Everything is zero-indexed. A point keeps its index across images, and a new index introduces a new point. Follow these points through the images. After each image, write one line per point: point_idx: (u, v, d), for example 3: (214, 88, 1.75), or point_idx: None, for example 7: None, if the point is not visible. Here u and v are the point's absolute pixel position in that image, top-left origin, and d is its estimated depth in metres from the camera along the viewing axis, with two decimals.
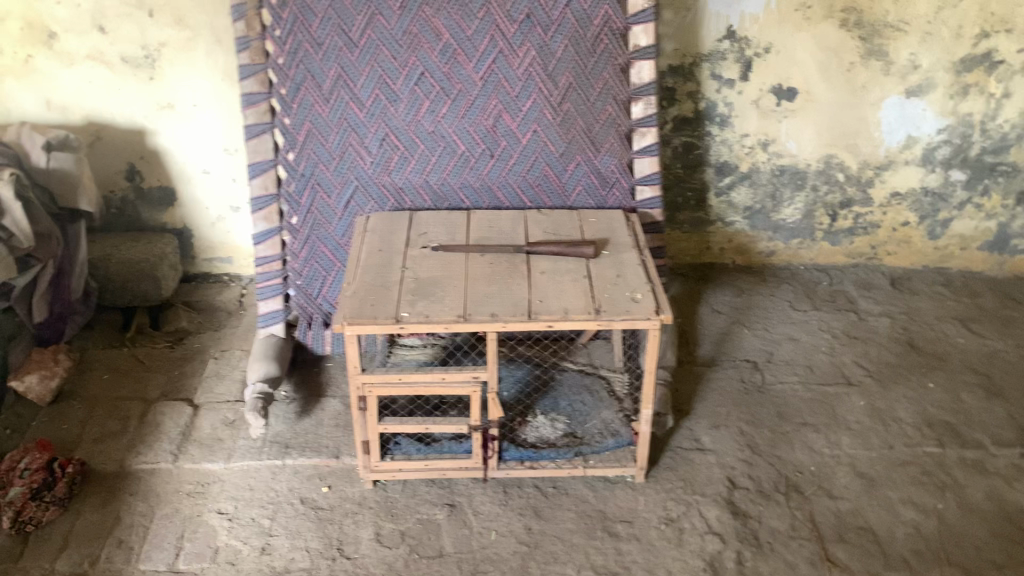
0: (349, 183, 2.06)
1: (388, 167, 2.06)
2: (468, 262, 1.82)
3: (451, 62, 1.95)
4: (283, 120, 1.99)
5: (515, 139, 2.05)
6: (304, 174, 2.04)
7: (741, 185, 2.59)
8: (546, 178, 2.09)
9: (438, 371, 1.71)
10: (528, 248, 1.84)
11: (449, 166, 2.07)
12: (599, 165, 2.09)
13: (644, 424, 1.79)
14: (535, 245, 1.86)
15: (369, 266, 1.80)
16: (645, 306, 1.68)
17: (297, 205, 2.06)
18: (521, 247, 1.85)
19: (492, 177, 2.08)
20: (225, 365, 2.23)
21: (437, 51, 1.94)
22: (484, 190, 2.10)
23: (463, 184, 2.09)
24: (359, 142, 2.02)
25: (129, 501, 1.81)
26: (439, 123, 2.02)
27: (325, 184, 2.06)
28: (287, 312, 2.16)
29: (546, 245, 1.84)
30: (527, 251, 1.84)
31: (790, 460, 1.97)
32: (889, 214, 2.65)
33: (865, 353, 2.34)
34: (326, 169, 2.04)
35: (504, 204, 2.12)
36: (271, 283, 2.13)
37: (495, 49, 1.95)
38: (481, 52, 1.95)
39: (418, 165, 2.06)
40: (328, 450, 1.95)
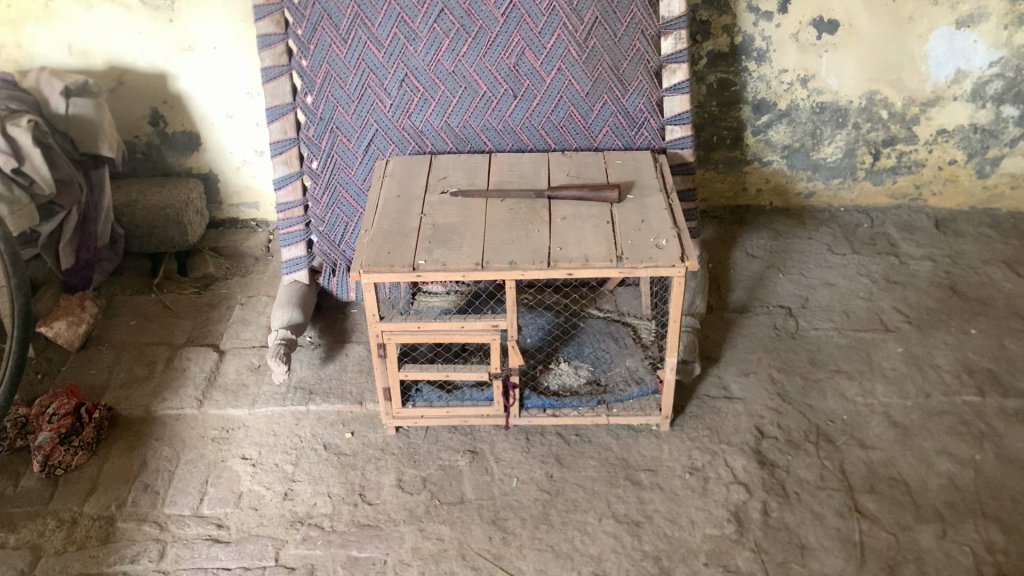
0: (369, 126, 2.02)
1: (408, 110, 2.01)
2: (488, 209, 1.77)
3: None
4: (301, 62, 1.94)
5: (539, 78, 1.99)
6: (323, 117, 2.00)
7: (779, 124, 2.48)
8: (571, 119, 2.03)
9: (457, 318, 1.69)
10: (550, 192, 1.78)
11: (471, 108, 2.02)
12: (626, 104, 2.01)
13: (669, 371, 1.75)
14: (558, 188, 1.80)
15: (387, 212, 1.76)
16: (669, 253, 1.63)
17: (316, 149, 2.03)
18: (543, 190, 1.79)
19: (515, 119, 2.03)
20: (251, 312, 2.23)
21: None
22: (507, 132, 2.05)
23: (486, 125, 2.04)
24: (377, 84, 1.97)
25: (156, 446, 1.83)
26: (459, 63, 1.96)
27: (345, 127, 2.01)
28: (310, 258, 2.13)
29: (568, 189, 1.79)
30: (549, 196, 1.79)
31: (821, 409, 1.92)
32: (935, 152, 2.53)
33: (905, 298, 2.25)
34: (345, 113, 2.00)
35: (528, 146, 2.06)
36: (294, 229, 2.10)
37: None
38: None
39: (438, 108, 2.02)
40: (351, 395, 1.94)
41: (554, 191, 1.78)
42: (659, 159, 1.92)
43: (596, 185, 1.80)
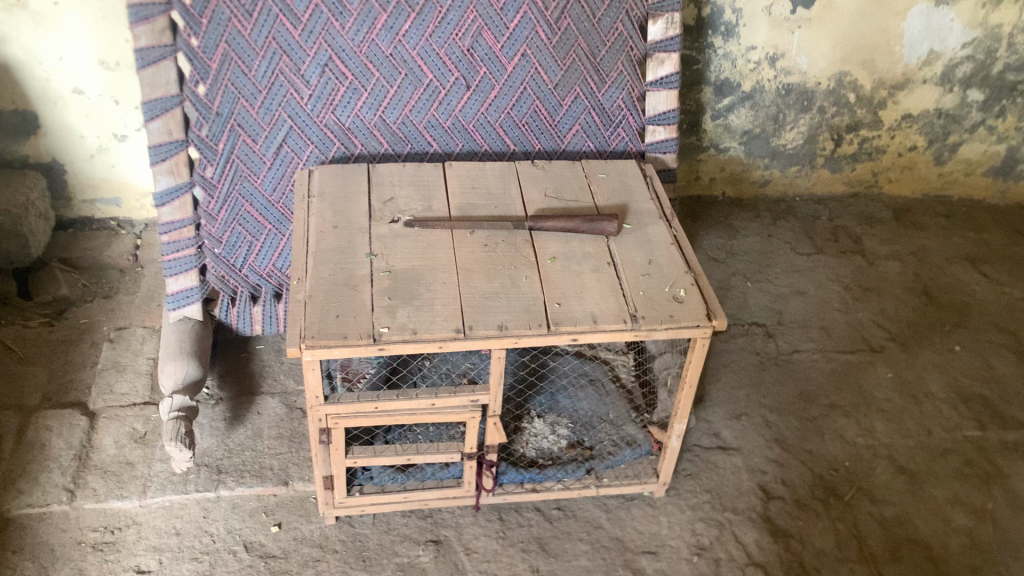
0: (281, 123, 1.57)
1: (332, 103, 1.57)
2: (456, 247, 1.39)
3: None
4: (189, 40, 1.46)
5: (498, 65, 1.60)
6: (220, 113, 1.52)
7: (741, 107, 2.19)
8: (535, 115, 1.66)
9: (426, 395, 1.31)
10: (532, 224, 1.42)
11: (412, 101, 1.60)
12: (602, 100, 1.66)
13: (675, 439, 1.46)
14: (541, 217, 1.44)
15: (325, 253, 1.35)
16: (692, 308, 1.31)
17: (211, 153, 1.55)
18: (522, 221, 1.43)
19: (466, 115, 1.64)
20: (124, 354, 1.75)
21: None
22: (456, 131, 1.65)
23: (430, 122, 1.63)
24: (292, 69, 1.52)
25: (13, 563, 1.37)
26: (399, 44, 1.54)
27: (248, 125, 1.55)
28: (203, 288, 1.67)
29: (554, 218, 1.43)
30: (532, 228, 1.43)
31: (823, 455, 1.69)
32: (896, 138, 2.32)
33: (882, 309, 2.05)
34: (249, 106, 1.54)
35: (481, 147, 1.68)
36: (183, 254, 1.62)
37: None
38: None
39: (371, 101, 1.59)
40: (274, 474, 1.53)
41: (538, 222, 1.43)
42: (647, 173, 1.59)
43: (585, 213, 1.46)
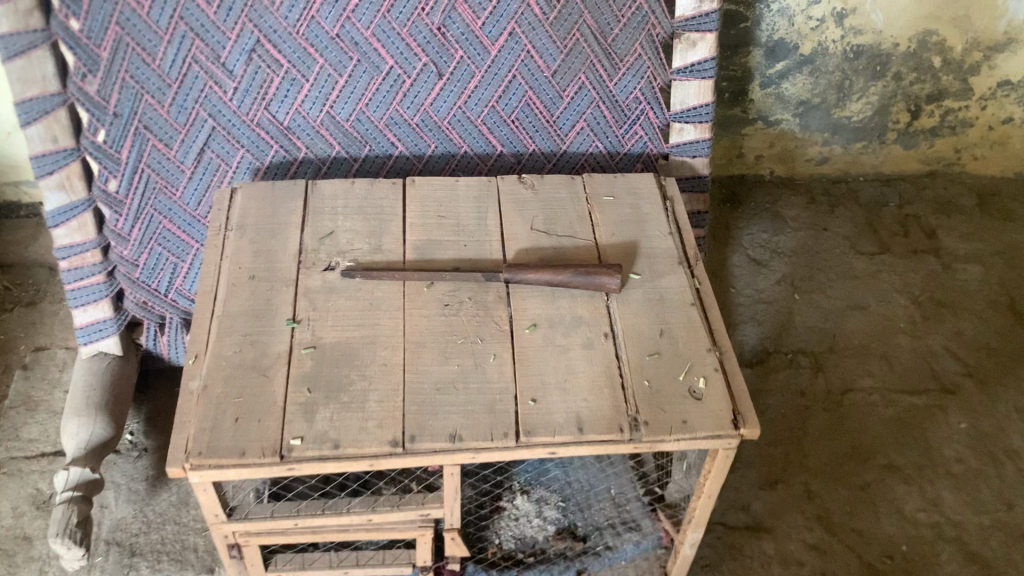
0: (200, 123, 1.23)
1: (265, 97, 1.23)
2: (407, 310, 1.06)
3: None
4: (67, 23, 1.10)
5: (478, 47, 1.23)
6: (119, 114, 1.19)
7: (798, 73, 1.78)
8: (526, 108, 1.30)
9: (363, 510, 1.01)
10: (513, 277, 1.08)
11: (368, 93, 1.25)
12: (614, 91, 1.29)
13: (686, 545, 1.12)
14: (526, 267, 1.09)
15: (234, 319, 1.04)
16: (713, 409, 0.98)
17: (112, 163, 1.22)
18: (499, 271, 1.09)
19: (438, 109, 1.28)
20: (39, 385, 1.47)
21: None
22: (426, 129, 1.30)
23: (392, 118, 1.28)
24: (209, 57, 1.18)
25: None
26: (347, 22, 1.18)
27: (157, 127, 1.22)
28: (121, 318, 1.37)
29: (539, 267, 1.09)
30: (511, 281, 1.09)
31: (875, 537, 1.36)
32: (988, 108, 1.89)
33: (957, 332, 1.68)
34: (157, 104, 1.20)
35: (459, 149, 1.33)
36: (90, 282, 1.30)
37: None
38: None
39: (314, 93, 1.24)
40: (198, 559, 1.26)
41: (519, 274, 1.08)
42: (668, 196, 1.23)
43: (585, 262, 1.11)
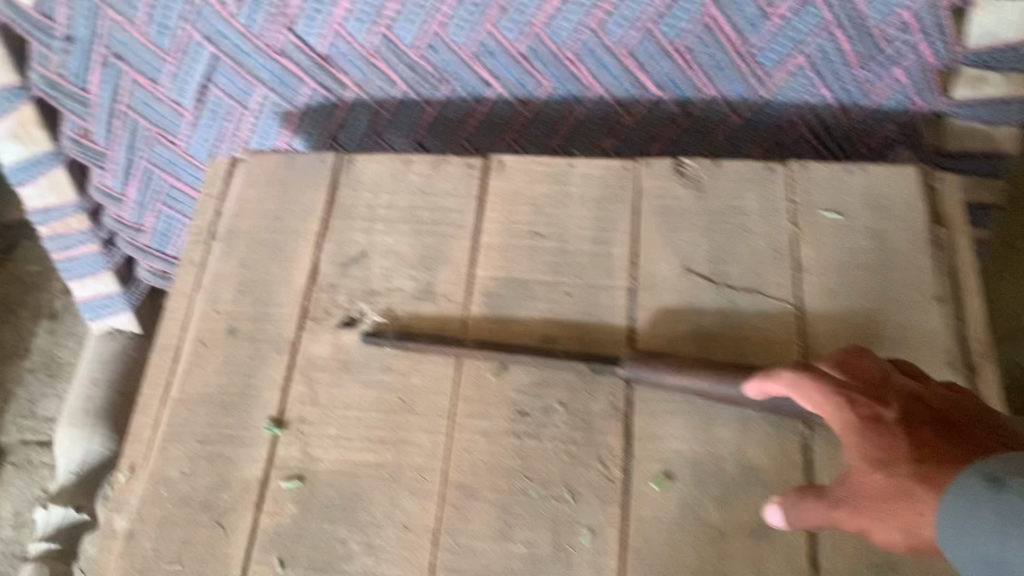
0: (197, 50, 0.81)
1: (285, 12, 0.78)
2: (456, 420, 0.64)
3: None
4: None
5: None
6: (76, 37, 0.80)
7: None
8: (707, 36, 0.78)
9: None
10: (639, 375, 0.62)
11: (445, 7, 0.78)
12: (866, 12, 0.73)
13: None
14: (669, 358, 0.63)
15: (193, 411, 0.66)
16: None
17: (79, 105, 0.85)
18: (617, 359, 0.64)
19: (559, 32, 0.79)
20: (67, 344, 1.23)
21: None
22: (539, 62, 0.82)
23: (484, 45, 0.81)
24: None
25: None
26: None
27: (134, 56, 0.81)
28: (132, 292, 1.02)
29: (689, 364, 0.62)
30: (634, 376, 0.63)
31: None
32: None
33: None
34: (127, 24, 0.79)
35: (591, 92, 0.84)
36: (82, 253, 0.97)
37: None
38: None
39: (360, 7, 0.78)
40: None
41: (652, 374, 0.62)
42: (942, 215, 0.70)
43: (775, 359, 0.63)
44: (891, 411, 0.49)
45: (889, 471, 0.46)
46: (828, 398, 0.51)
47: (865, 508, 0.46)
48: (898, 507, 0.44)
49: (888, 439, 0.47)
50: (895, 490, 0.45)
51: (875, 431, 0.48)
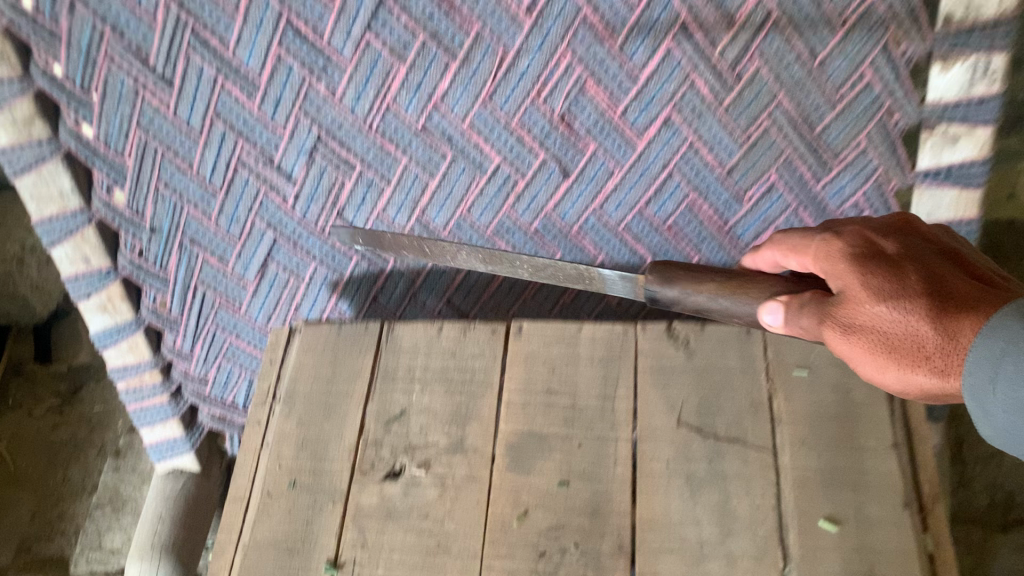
0: (259, 234, 0.97)
1: (336, 203, 0.95)
2: (485, 560, 0.74)
3: None
4: (78, 129, 0.86)
5: (620, 141, 0.87)
6: (159, 229, 0.95)
7: None
8: (690, 216, 0.94)
9: None
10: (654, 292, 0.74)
11: (470, 197, 0.94)
12: (822, 197, 0.90)
13: None
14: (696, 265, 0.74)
15: (260, 554, 0.77)
16: None
17: (158, 282, 0.99)
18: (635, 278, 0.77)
19: (565, 213, 0.95)
20: (128, 479, 1.48)
21: None
22: (550, 237, 0.98)
23: (503, 225, 0.97)
24: (259, 159, 0.90)
25: None
26: (435, 113, 0.86)
27: (207, 241, 0.96)
28: (193, 437, 1.16)
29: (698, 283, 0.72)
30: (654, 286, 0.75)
31: None
32: None
33: None
34: (202, 216, 0.94)
35: (595, 260, 1.00)
36: (152, 404, 1.10)
37: None
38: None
39: (399, 198, 0.94)
40: None
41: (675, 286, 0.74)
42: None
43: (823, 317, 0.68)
44: (883, 246, 0.66)
45: (894, 294, 0.61)
46: (822, 244, 0.69)
47: (872, 316, 0.62)
48: (906, 327, 0.60)
49: (886, 267, 0.63)
50: (906, 324, 0.60)
51: (864, 259, 0.65)
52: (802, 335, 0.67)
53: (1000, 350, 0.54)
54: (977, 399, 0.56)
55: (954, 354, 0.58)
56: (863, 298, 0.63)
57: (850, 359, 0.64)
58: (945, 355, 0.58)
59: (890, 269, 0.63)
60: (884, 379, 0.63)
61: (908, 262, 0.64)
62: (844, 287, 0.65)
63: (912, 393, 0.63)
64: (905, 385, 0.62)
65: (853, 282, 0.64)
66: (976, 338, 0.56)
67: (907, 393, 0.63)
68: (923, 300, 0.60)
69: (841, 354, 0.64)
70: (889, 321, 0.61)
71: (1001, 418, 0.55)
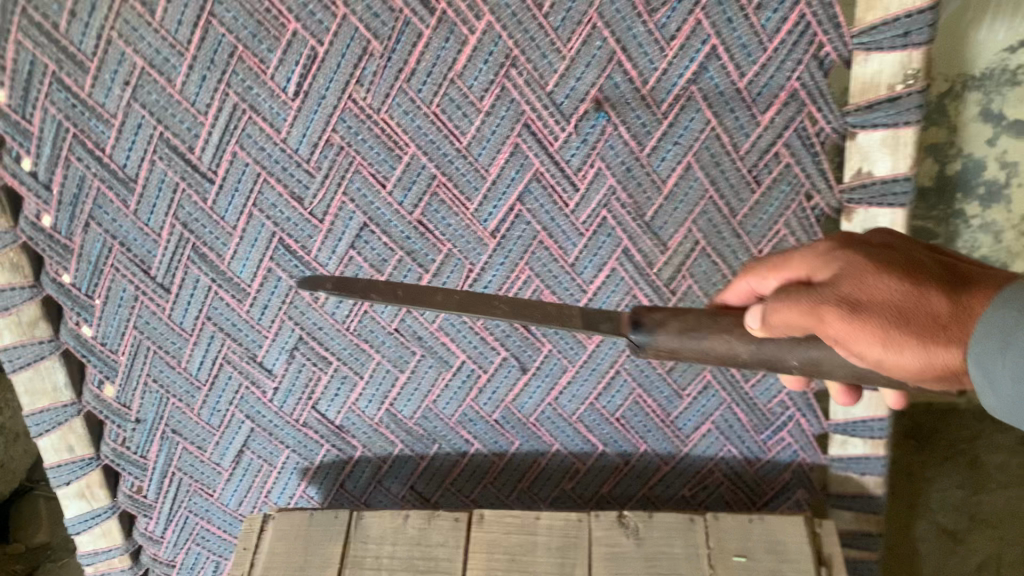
0: (238, 424, 1.03)
1: (311, 396, 1.02)
2: None
3: (426, 202, 0.87)
4: (78, 329, 0.94)
5: (573, 343, 0.98)
6: (144, 420, 1.01)
7: None
8: (637, 408, 1.03)
9: None
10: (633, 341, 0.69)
11: (435, 390, 1.02)
12: (752, 394, 1.00)
13: None
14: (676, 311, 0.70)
15: None
16: None
17: (137, 468, 1.05)
18: (617, 329, 0.69)
19: (522, 405, 1.03)
20: None
21: (393, 186, 0.86)
22: (509, 426, 1.05)
23: (466, 416, 1.04)
24: (243, 356, 0.98)
25: None
26: (407, 316, 0.95)
27: (187, 430, 1.03)
28: None
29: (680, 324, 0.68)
30: (640, 339, 0.69)
31: None
32: None
33: None
34: (185, 408, 1.01)
35: (551, 447, 1.07)
36: None
37: (527, 177, 0.85)
38: (489, 189, 0.86)
39: (370, 391, 1.02)
40: None
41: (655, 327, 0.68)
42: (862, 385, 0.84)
43: (811, 341, 0.65)
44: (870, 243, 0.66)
45: (889, 276, 0.61)
46: (815, 248, 0.67)
47: (873, 288, 0.61)
48: (909, 301, 0.59)
49: (878, 257, 0.63)
50: (906, 297, 0.60)
51: (857, 252, 0.64)
52: (796, 322, 0.62)
53: (1016, 320, 0.54)
54: (987, 369, 0.56)
55: (972, 322, 0.58)
56: (865, 272, 0.62)
57: (849, 343, 0.61)
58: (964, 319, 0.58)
59: (881, 257, 0.63)
60: (892, 362, 0.60)
61: (896, 251, 0.64)
62: (843, 268, 0.63)
63: (924, 375, 0.60)
64: (921, 363, 0.59)
65: (852, 265, 0.63)
66: (993, 313, 0.56)
67: (914, 372, 0.60)
68: (920, 284, 0.60)
69: (841, 341, 0.61)
70: (897, 296, 0.60)
71: (1011, 388, 0.56)
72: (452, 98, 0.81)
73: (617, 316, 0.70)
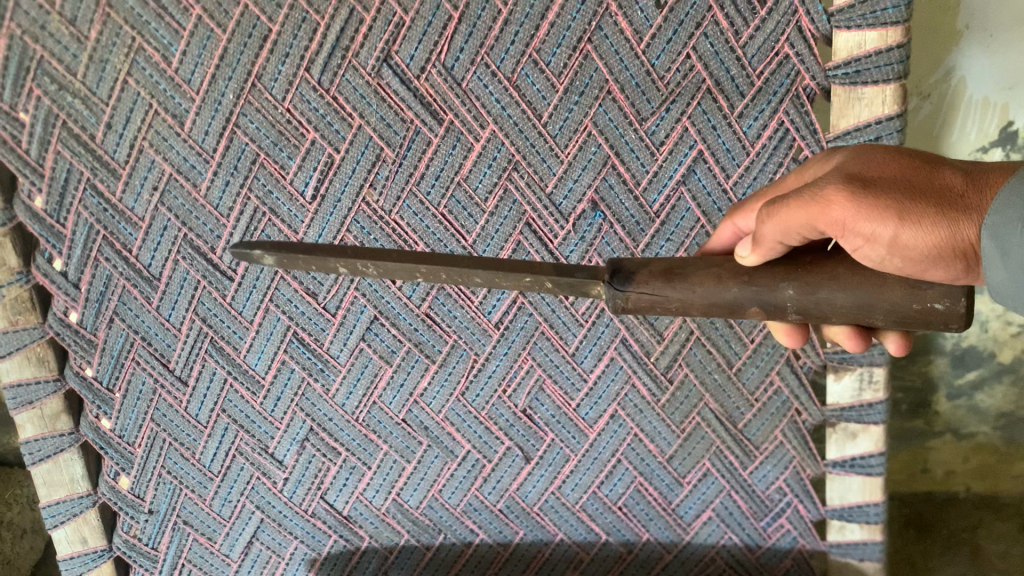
0: (248, 516, 1.05)
1: (320, 486, 1.04)
2: None
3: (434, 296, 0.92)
4: (97, 423, 0.98)
5: (575, 431, 1.01)
6: (155, 511, 1.04)
7: (996, 383, 1.37)
8: (638, 496, 1.05)
9: None
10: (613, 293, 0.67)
11: (441, 478, 1.04)
12: (749, 480, 1.03)
13: None
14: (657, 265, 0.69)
15: None
16: None
17: (148, 560, 1.07)
18: (594, 276, 0.68)
19: (526, 493, 1.06)
20: None
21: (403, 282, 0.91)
22: (514, 516, 1.07)
23: (471, 505, 1.06)
24: (255, 447, 1.01)
25: None
26: (415, 406, 0.99)
27: (198, 522, 1.05)
28: None
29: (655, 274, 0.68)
30: (622, 283, 0.67)
31: None
32: None
33: None
34: (198, 499, 1.03)
35: (554, 536, 1.09)
36: None
37: None
38: None
39: (378, 480, 1.04)
40: None
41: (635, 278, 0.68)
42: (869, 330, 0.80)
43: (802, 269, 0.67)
44: None
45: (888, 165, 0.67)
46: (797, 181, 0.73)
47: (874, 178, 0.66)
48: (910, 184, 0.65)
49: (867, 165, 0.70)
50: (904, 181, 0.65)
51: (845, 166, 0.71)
52: (799, 223, 0.65)
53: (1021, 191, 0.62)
54: (1005, 235, 0.62)
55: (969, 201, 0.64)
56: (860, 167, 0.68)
57: (855, 225, 0.63)
58: (969, 197, 0.64)
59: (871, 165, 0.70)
60: (907, 237, 0.63)
61: None
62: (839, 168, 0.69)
63: (931, 259, 0.63)
64: (929, 240, 0.63)
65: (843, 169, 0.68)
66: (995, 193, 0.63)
67: (927, 251, 0.63)
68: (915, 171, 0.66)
69: (851, 221, 0.64)
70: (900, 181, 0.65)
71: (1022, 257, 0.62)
72: (458, 200, 0.86)
73: (593, 265, 0.69)
